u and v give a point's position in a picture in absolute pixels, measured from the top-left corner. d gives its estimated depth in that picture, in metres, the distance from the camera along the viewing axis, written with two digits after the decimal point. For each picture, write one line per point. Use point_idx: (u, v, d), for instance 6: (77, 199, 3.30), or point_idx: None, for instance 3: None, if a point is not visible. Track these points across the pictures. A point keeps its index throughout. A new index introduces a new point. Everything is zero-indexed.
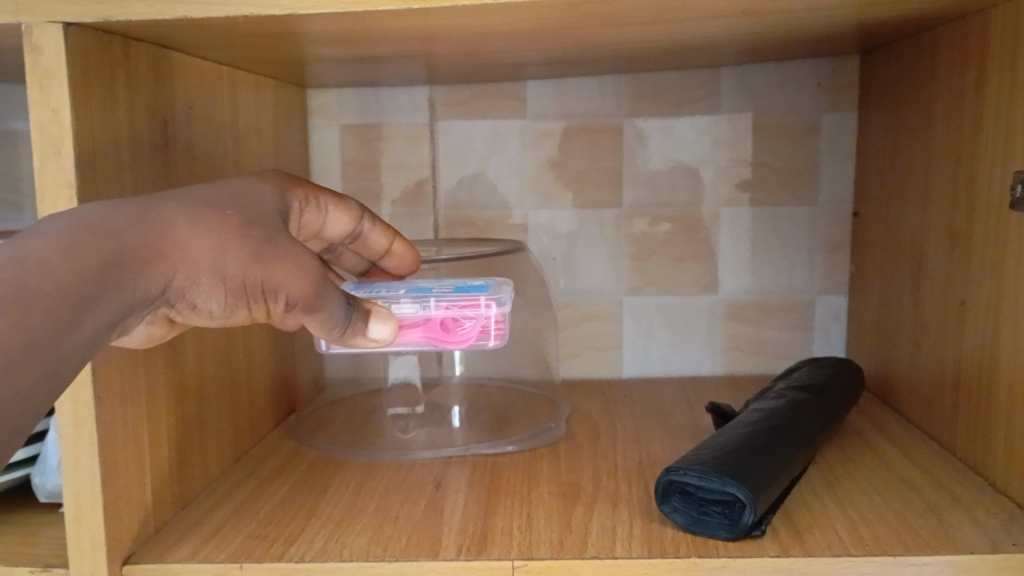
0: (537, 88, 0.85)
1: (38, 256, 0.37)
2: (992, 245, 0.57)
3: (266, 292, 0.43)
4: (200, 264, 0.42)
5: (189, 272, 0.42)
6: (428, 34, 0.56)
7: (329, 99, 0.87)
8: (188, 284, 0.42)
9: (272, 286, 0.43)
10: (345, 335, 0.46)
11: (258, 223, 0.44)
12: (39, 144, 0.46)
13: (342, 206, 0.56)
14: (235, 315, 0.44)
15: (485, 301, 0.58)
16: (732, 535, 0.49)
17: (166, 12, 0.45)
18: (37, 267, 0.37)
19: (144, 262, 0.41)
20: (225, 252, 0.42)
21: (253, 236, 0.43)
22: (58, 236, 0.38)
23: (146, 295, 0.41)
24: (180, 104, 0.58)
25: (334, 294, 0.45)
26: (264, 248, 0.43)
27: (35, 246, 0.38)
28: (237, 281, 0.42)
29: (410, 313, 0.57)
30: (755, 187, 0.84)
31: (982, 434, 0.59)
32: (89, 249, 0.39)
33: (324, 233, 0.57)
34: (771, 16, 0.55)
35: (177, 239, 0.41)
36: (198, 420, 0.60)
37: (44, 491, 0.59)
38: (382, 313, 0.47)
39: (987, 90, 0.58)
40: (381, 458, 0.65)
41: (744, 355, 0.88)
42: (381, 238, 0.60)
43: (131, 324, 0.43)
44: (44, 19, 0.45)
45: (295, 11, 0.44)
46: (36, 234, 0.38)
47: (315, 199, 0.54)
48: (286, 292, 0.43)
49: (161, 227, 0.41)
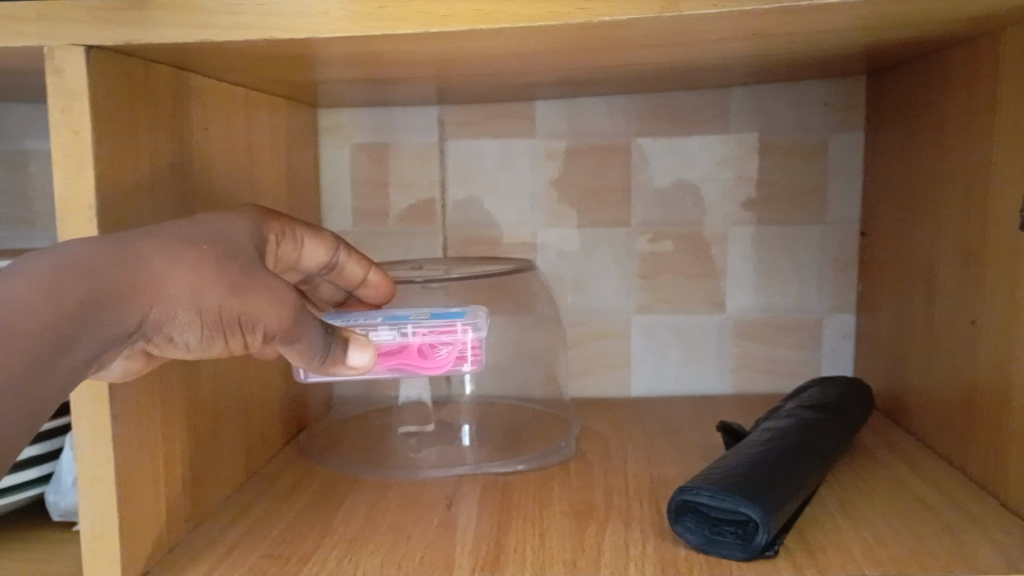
0: (548, 108, 0.85)
1: (19, 295, 0.37)
2: (1003, 266, 0.57)
3: (244, 325, 0.43)
4: (174, 298, 0.42)
5: (164, 306, 0.42)
6: (443, 56, 0.56)
7: (341, 118, 0.87)
8: (164, 317, 0.42)
9: (249, 319, 0.43)
10: (325, 364, 0.47)
11: (235, 256, 0.44)
12: (60, 164, 0.46)
13: (317, 238, 0.57)
14: (212, 348, 0.44)
15: (462, 326, 0.57)
16: (747, 555, 0.50)
17: (187, 37, 0.45)
18: (18, 306, 0.37)
19: (121, 297, 0.41)
20: (201, 285, 0.42)
21: (229, 269, 0.43)
22: (37, 275, 0.38)
23: (124, 330, 0.41)
24: (198, 125, 0.58)
25: (312, 324, 0.45)
26: (239, 282, 0.43)
27: (14, 286, 0.37)
28: (213, 314, 0.43)
29: (387, 340, 0.57)
30: (763, 206, 0.85)
31: (995, 454, 0.59)
32: (67, 287, 0.39)
33: (299, 264, 0.57)
34: (784, 39, 0.56)
35: (155, 274, 0.42)
36: (212, 438, 0.60)
37: (57, 510, 0.59)
38: (360, 339, 0.48)
39: (998, 111, 0.58)
40: (392, 476, 0.66)
41: (753, 374, 0.88)
42: (357, 269, 0.60)
43: (111, 359, 0.43)
44: (66, 42, 0.46)
45: (315, 35, 0.45)
46: (17, 273, 0.38)
47: (290, 230, 0.54)
48: (264, 324, 0.44)
49: (139, 263, 0.41)
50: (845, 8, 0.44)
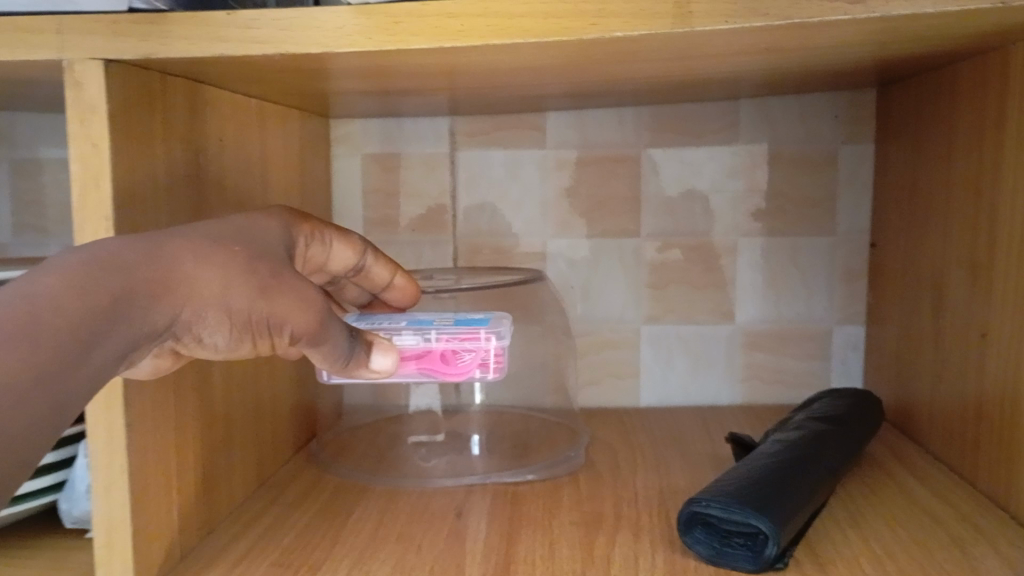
0: (558, 119, 0.86)
1: (49, 291, 0.38)
2: (1012, 279, 0.58)
3: (272, 327, 0.44)
4: (204, 298, 0.43)
5: (194, 306, 0.43)
6: (455, 69, 0.57)
7: (353, 128, 0.88)
8: (194, 317, 0.43)
9: (277, 320, 0.44)
10: (347, 367, 0.48)
11: (263, 257, 0.45)
12: (79, 178, 0.47)
13: (346, 241, 0.57)
14: (240, 349, 0.45)
15: (485, 334, 0.58)
16: (757, 567, 0.50)
17: (203, 51, 0.46)
18: (49, 302, 0.38)
19: (151, 295, 0.41)
20: (231, 285, 0.43)
21: (258, 270, 0.44)
22: (69, 272, 0.39)
23: (154, 328, 0.42)
24: (212, 136, 0.59)
25: (338, 328, 0.47)
26: (268, 283, 0.44)
27: (46, 282, 0.38)
28: (242, 315, 0.43)
29: (411, 344, 0.57)
30: (773, 217, 0.85)
31: (1004, 467, 0.59)
32: (99, 284, 0.39)
33: (327, 266, 0.58)
34: (793, 53, 0.56)
35: (186, 273, 0.42)
36: (224, 446, 0.60)
37: (70, 517, 0.60)
38: (383, 344, 0.49)
39: (1008, 124, 0.58)
40: (401, 485, 0.66)
41: (762, 385, 0.88)
42: (383, 271, 0.61)
43: (144, 356, 0.44)
44: (84, 56, 0.46)
45: (329, 49, 0.46)
46: (50, 269, 0.39)
47: (319, 233, 0.55)
48: (292, 326, 0.44)
49: (170, 262, 0.42)
50: (853, 24, 0.45)
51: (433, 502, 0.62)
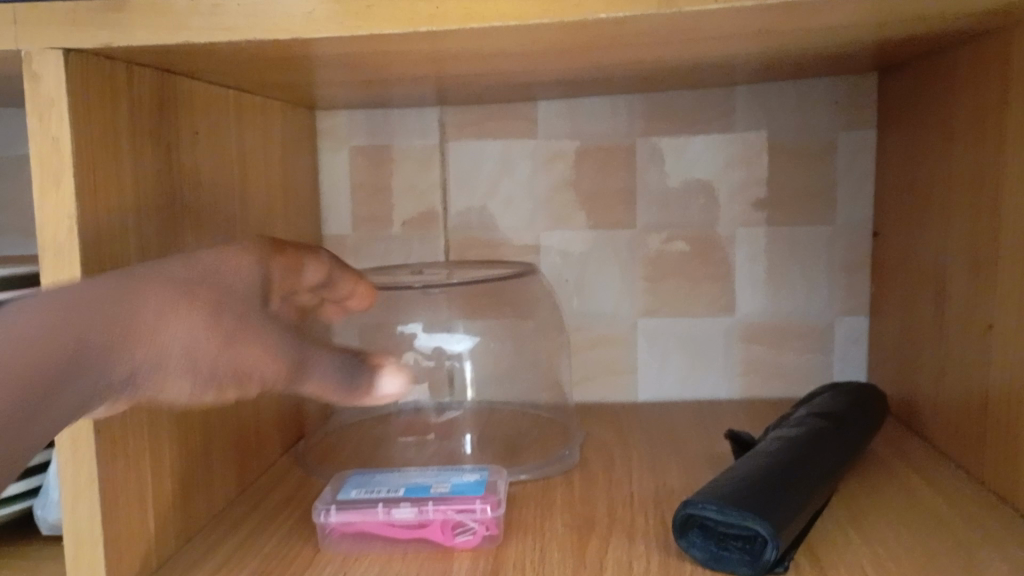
0: (549, 108, 0.84)
1: (23, 330, 0.41)
2: (1017, 268, 0.56)
3: (239, 373, 0.47)
4: (166, 346, 0.44)
5: (154, 352, 0.44)
6: (436, 57, 0.55)
7: (339, 120, 0.86)
8: (154, 365, 0.44)
9: (244, 367, 0.47)
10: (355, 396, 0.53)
11: (228, 301, 0.48)
12: (38, 176, 0.44)
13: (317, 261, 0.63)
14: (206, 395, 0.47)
15: (481, 504, 0.54)
16: (754, 572, 0.47)
17: (166, 40, 0.44)
18: (18, 340, 0.41)
19: (116, 343, 0.43)
20: (194, 325, 0.46)
21: (220, 316, 0.46)
22: (44, 312, 0.42)
23: (117, 377, 0.44)
24: (185, 130, 0.57)
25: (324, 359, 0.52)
26: (230, 329, 0.47)
27: (20, 322, 0.42)
28: (202, 360, 0.46)
29: None
30: (771, 207, 0.83)
31: (1013, 464, 0.56)
32: (69, 325, 0.42)
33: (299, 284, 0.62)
34: (790, 36, 0.54)
35: (150, 319, 0.44)
36: (203, 450, 0.58)
37: (46, 524, 0.56)
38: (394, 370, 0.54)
39: (1011, 107, 0.56)
40: (375, 503, 0.55)
41: (762, 379, 0.86)
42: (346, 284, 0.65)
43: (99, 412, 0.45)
44: (42, 47, 0.44)
45: (299, 36, 0.43)
46: (28, 306, 0.43)
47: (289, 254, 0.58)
48: (261, 372, 0.48)
49: (137, 307, 0.44)
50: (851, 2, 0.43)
51: (407, 529, 0.54)
